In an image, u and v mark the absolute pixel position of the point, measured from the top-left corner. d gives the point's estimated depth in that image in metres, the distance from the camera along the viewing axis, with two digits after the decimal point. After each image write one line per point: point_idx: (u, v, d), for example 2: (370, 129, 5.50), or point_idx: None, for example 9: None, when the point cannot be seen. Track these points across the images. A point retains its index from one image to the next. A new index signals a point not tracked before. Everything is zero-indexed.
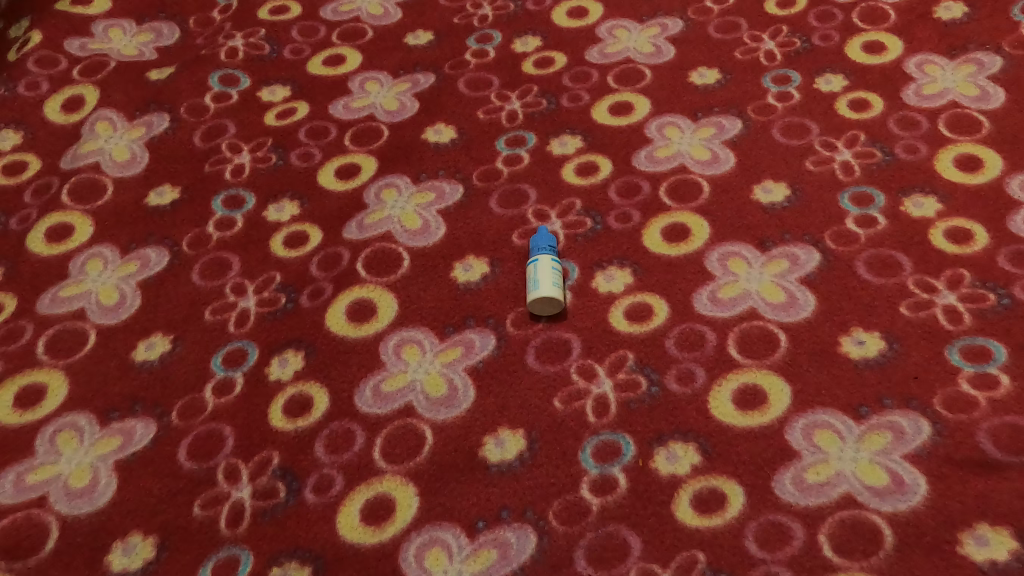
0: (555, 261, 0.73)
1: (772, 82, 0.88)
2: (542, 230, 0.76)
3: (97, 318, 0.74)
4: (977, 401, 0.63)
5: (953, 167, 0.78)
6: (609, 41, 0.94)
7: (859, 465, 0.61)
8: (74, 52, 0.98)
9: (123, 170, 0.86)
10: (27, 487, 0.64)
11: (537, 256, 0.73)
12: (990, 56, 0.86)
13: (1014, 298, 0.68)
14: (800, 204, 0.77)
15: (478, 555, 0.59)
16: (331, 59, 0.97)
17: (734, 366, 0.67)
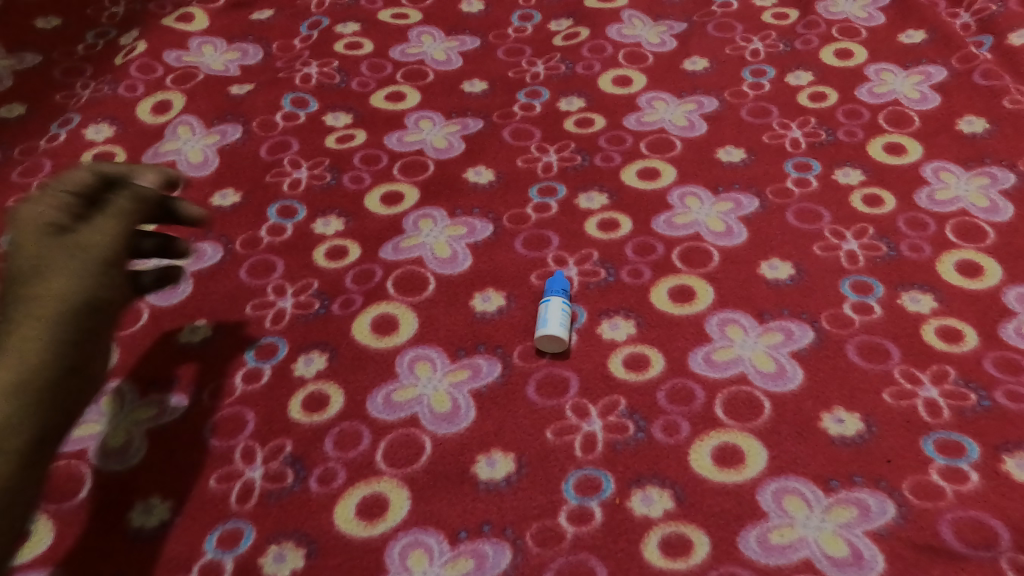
0: (565, 302, 0.80)
1: (793, 168, 0.93)
2: (558, 274, 0.83)
3: (154, 300, 0.83)
4: (945, 492, 0.66)
5: (953, 270, 0.82)
6: (647, 110, 1.02)
7: (822, 534, 0.64)
8: (170, 62, 1.10)
9: (195, 170, 0.96)
10: (71, 440, 0.72)
11: (549, 296, 0.80)
12: (1005, 173, 0.90)
13: (995, 402, 0.71)
14: (802, 283, 0.82)
15: (456, 562, 0.64)
16: (392, 95, 1.06)
17: (718, 425, 0.72)
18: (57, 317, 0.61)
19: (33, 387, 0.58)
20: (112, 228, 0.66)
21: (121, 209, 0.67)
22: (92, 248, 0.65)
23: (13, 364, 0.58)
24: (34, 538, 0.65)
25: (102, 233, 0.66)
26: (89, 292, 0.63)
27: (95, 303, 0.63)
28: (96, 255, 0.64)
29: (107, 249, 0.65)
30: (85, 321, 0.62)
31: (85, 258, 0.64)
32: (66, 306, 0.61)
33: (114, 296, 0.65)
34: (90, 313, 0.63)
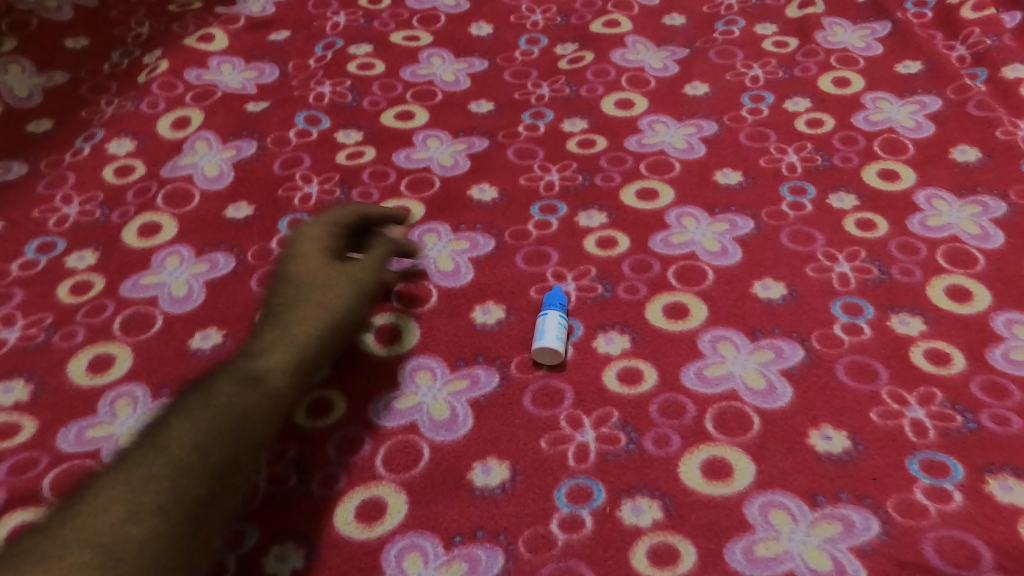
0: (563, 316, 0.82)
1: (789, 191, 0.96)
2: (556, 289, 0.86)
3: (167, 306, 0.86)
4: (928, 511, 0.67)
5: (943, 294, 0.83)
6: (648, 132, 1.05)
7: (807, 547, 0.66)
8: (190, 80, 1.15)
9: (211, 184, 1.00)
10: (85, 440, 0.74)
11: (547, 310, 0.82)
12: (997, 201, 0.92)
13: (980, 424, 0.72)
14: (793, 302, 0.84)
15: (450, 565, 0.66)
16: (402, 114, 1.10)
17: (708, 439, 0.74)
18: (329, 325, 0.72)
19: (299, 374, 0.69)
20: (373, 261, 0.78)
21: (381, 252, 0.80)
22: (363, 276, 0.76)
23: (296, 352, 0.69)
24: None
25: (370, 263, 0.78)
26: (356, 309, 0.74)
27: (355, 318, 0.74)
28: (366, 280, 0.76)
29: (370, 278, 0.77)
30: (341, 331, 0.73)
31: (357, 282, 0.75)
32: (332, 318, 0.72)
33: (366, 315, 0.76)
34: (344, 327, 0.73)
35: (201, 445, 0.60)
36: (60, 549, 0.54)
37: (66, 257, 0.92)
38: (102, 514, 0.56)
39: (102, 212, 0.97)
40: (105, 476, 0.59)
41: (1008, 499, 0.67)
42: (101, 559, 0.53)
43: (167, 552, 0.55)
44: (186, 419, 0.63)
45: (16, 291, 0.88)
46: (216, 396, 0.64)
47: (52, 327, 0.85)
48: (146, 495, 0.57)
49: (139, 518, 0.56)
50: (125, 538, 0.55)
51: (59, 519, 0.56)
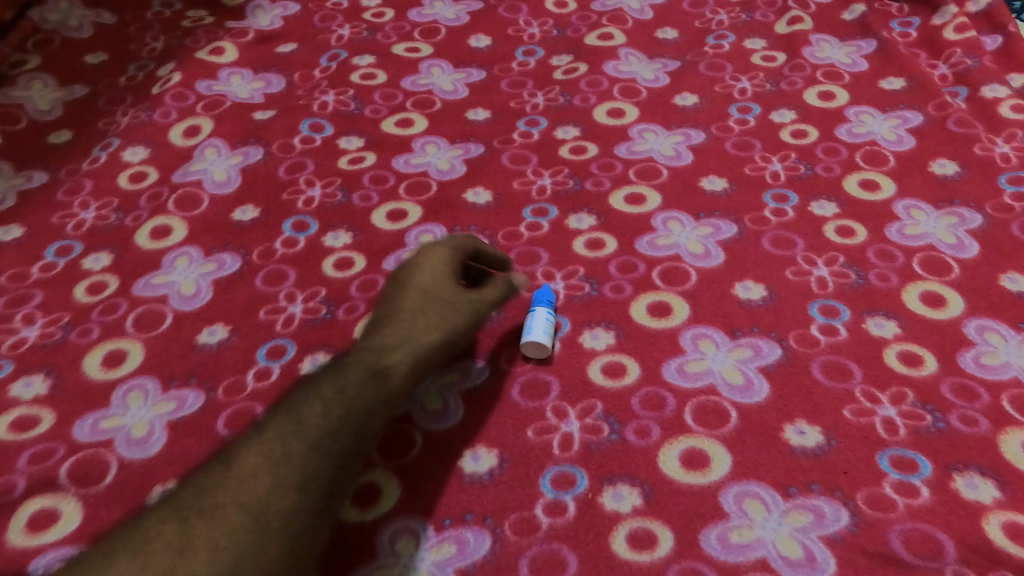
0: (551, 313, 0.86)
1: (771, 199, 1.00)
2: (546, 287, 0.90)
3: (177, 305, 0.91)
4: (896, 504, 0.70)
5: (917, 299, 0.87)
6: (638, 140, 1.09)
7: (779, 536, 0.69)
8: (201, 91, 1.20)
9: (219, 188, 1.05)
10: (99, 430, 0.79)
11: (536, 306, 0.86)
12: (973, 214, 0.96)
13: (949, 423, 0.76)
14: (773, 303, 0.88)
15: (440, 547, 0.71)
16: (402, 121, 1.15)
17: (686, 430, 0.77)
18: (444, 341, 0.77)
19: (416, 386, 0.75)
20: (495, 289, 0.82)
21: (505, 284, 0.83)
22: (480, 300, 0.81)
23: (413, 363, 0.75)
24: (65, 517, 0.72)
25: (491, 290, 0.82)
26: (468, 330, 0.79)
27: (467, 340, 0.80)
28: (480, 305, 0.81)
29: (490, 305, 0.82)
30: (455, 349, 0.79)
31: (473, 304, 0.80)
32: (450, 336, 0.78)
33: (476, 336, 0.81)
34: (459, 345, 0.79)
35: (334, 439, 0.68)
36: (215, 504, 0.64)
37: (83, 260, 0.97)
38: (254, 481, 0.65)
39: (117, 216, 1.02)
40: (254, 446, 0.68)
41: (974, 496, 0.71)
42: (246, 523, 0.62)
43: (300, 529, 0.63)
44: (322, 407, 0.70)
45: (36, 292, 0.93)
46: (352, 393, 0.71)
47: (69, 326, 0.89)
48: (288, 470, 0.65)
49: (281, 494, 0.64)
50: (272, 510, 0.63)
51: (216, 479, 0.66)
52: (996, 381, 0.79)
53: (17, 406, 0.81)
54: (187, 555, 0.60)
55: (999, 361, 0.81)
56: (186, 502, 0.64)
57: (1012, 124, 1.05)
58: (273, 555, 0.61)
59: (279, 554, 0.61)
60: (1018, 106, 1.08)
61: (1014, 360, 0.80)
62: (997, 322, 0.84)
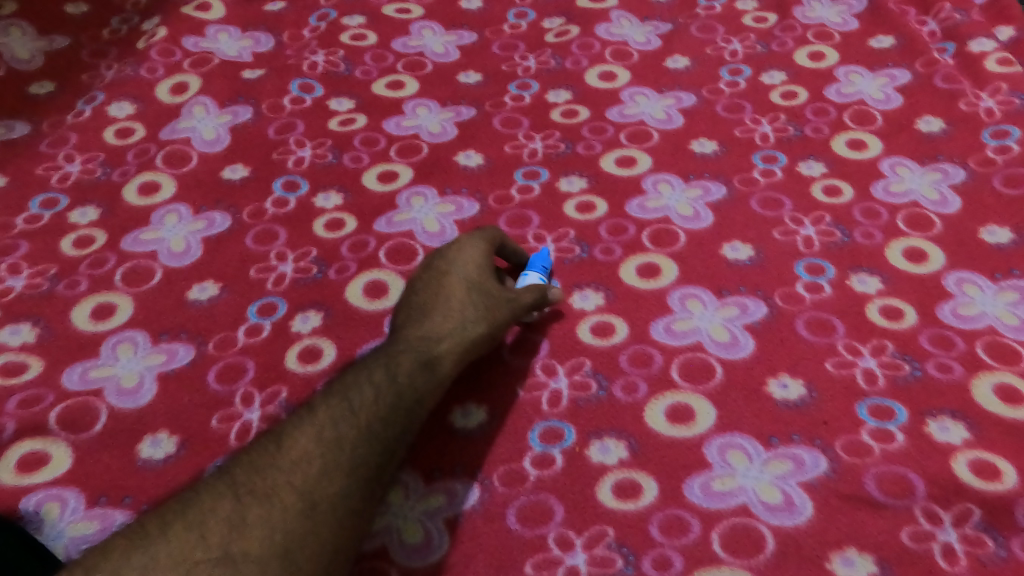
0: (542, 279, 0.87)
1: (760, 160, 1.00)
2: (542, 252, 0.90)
3: (166, 261, 0.92)
4: (873, 449, 0.72)
5: (900, 255, 0.88)
6: (628, 103, 1.09)
7: (759, 483, 0.71)
8: (188, 48, 1.19)
9: (209, 147, 1.05)
10: (89, 380, 0.81)
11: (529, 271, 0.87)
12: (956, 168, 0.96)
13: (926, 372, 0.77)
14: (759, 263, 0.89)
15: (429, 497, 0.73)
16: (393, 83, 1.14)
17: (672, 386, 0.79)
18: (489, 334, 0.78)
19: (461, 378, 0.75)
20: (537, 286, 0.83)
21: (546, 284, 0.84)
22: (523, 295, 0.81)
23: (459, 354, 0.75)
24: (55, 460, 0.75)
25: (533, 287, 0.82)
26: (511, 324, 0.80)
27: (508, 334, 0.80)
28: (523, 301, 0.81)
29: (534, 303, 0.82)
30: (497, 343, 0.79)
31: (516, 299, 0.80)
32: (495, 329, 0.78)
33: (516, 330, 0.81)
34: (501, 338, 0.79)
35: (384, 428, 0.68)
36: (267, 485, 0.63)
37: (69, 213, 0.98)
38: (306, 464, 0.64)
39: (104, 170, 1.03)
40: (305, 429, 0.67)
41: (944, 438, 0.72)
42: (301, 506, 0.62)
43: (351, 514, 0.63)
44: (372, 394, 0.70)
45: (21, 242, 0.94)
46: (402, 382, 0.71)
47: (57, 277, 0.91)
48: (340, 454, 0.65)
49: (334, 477, 0.64)
50: (324, 494, 0.63)
51: (265, 459, 0.65)
52: (972, 331, 0.80)
53: (5, 351, 0.84)
54: (239, 533, 0.59)
55: (976, 311, 0.82)
56: (235, 480, 0.63)
57: (998, 78, 1.06)
58: (327, 538, 0.61)
59: (332, 538, 0.61)
60: (1004, 59, 1.08)
61: (990, 310, 0.82)
62: (975, 274, 0.85)
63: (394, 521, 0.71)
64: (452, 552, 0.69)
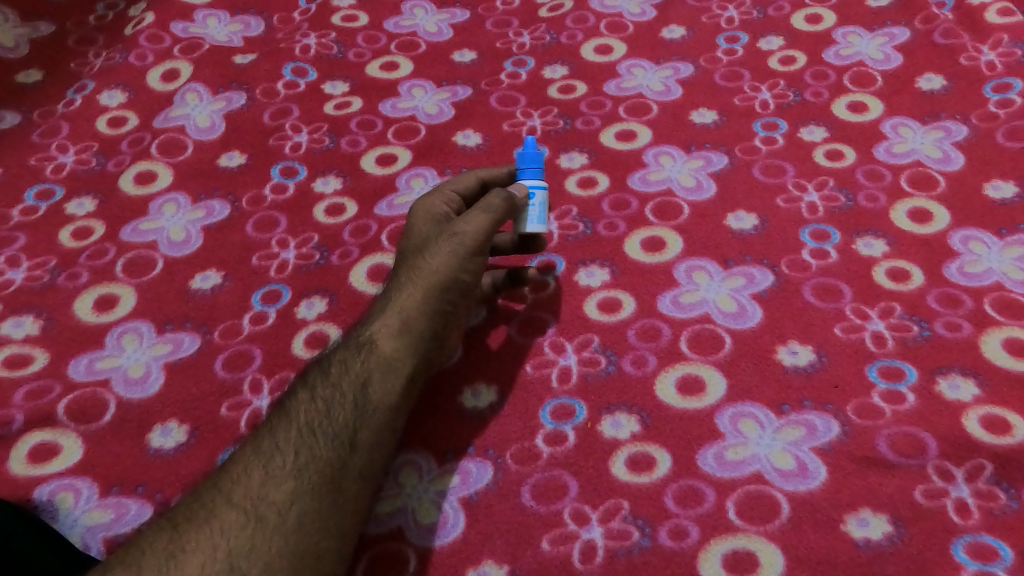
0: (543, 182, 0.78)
1: (761, 128, 0.99)
2: (527, 147, 0.80)
3: (166, 250, 0.91)
4: (884, 411, 0.72)
5: (905, 217, 0.87)
6: (626, 76, 1.08)
7: (773, 450, 0.71)
8: (177, 33, 1.17)
9: (203, 134, 1.04)
10: (96, 370, 0.81)
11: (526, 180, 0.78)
12: (958, 125, 0.96)
13: (934, 332, 0.77)
14: (764, 232, 0.88)
15: (443, 477, 0.73)
16: (387, 65, 1.13)
17: (682, 358, 0.79)
18: (433, 292, 0.71)
19: (412, 349, 0.69)
20: (482, 220, 0.73)
21: (496, 211, 0.74)
22: (464, 237, 0.73)
23: (403, 325, 0.70)
24: (66, 451, 0.75)
25: (474, 224, 0.73)
26: (461, 272, 0.72)
27: (464, 284, 0.72)
28: (466, 244, 0.72)
29: (475, 243, 0.73)
30: (452, 298, 0.72)
31: (458, 244, 0.72)
32: (438, 284, 0.71)
33: (477, 275, 0.73)
34: (455, 292, 0.72)
35: (325, 423, 0.64)
36: (208, 506, 0.60)
37: (66, 204, 0.97)
38: (246, 478, 0.61)
39: (98, 160, 1.02)
40: (246, 446, 0.64)
41: (955, 396, 0.72)
42: (244, 519, 0.59)
43: (302, 514, 0.59)
44: (310, 395, 0.66)
45: (19, 234, 0.94)
46: (340, 375, 0.67)
47: (57, 269, 0.90)
48: (278, 461, 0.62)
49: (277, 484, 0.60)
50: (269, 502, 0.60)
51: (212, 480, 0.62)
52: (979, 288, 0.80)
53: (9, 344, 0.84)
54: (179, 560, 0.56)
55: (982, 268, 0.82)
56: (178, 509, 0.60)
57: (998, 30, 1.05)
58: (278, 546, 0.57)
59: (284, 544, 0.57)
60: (1005, 10, 1.07)
61: (997, 266, 0.82)
62: (980, 231, 0.85)
63: (409, 501, 0.72)
64: (468, 531, 0.69)
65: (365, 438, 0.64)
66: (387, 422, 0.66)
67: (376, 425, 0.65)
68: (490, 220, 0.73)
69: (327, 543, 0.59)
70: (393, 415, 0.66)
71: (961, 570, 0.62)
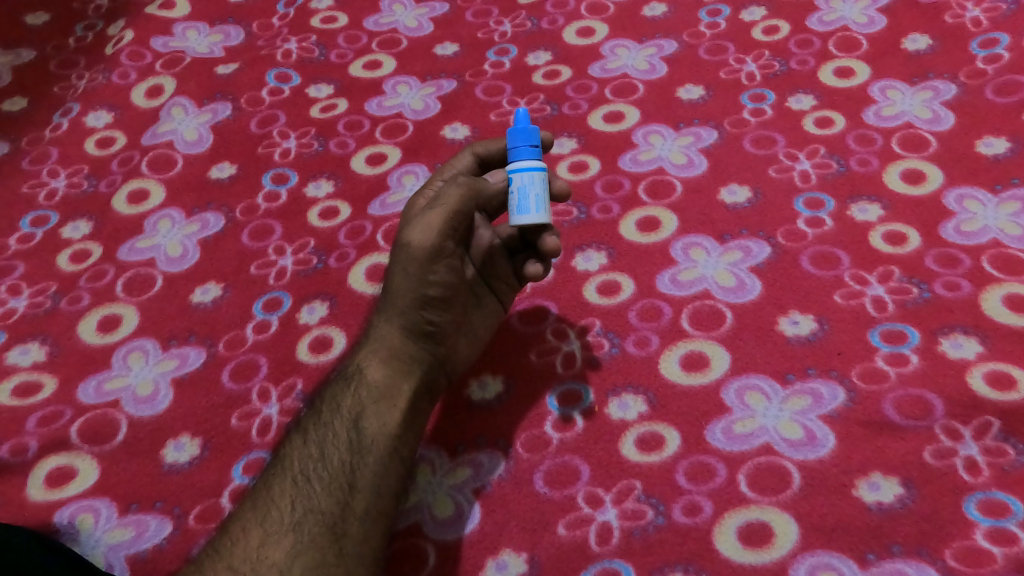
0: (536, 163, 0.72)
1: (749, 100, 0.99)
2: (519, 124, 0.73)
3: (165, 267, 0.92)
4: (888, 374, 0.73)
5: (899, 179, 0.87)
6: (610, 58, 1.07)
7: (780, 421, 0.72)
8: (157, 48, 1.17)
9: (192, 148, 1.04)
10: (105, 392, 0.81)
11: (515, 163, 0.72)
12: (946, 84, 0.95)
13: (934, 293, 0.77)
14: (758, 204, 0.88)
15: (456, 471, 0.74)
16: (370, 64, 1.12)
17: (684, 336, 0.79)
18: (409, 313, 0.71)
19: (403, 373, 0.70)
20: (434, 221, 0.70)
21: (449, 213, 0.70)
22: (418, 245, 0.70)
23: (390, 353, 0.71)
24: (83, 473, 0.76)
25: (425, 229, 0.70)
26: (428, 285, 0.70)
27: (437, 297, 0.71)
28: (420, 254, 0.70)
29: (430, 251, 0.70)
30: (430, 315, 0.71)
31: (412, 256, 0.70)
32: (410, 303, 0.70)
33: (448, 283, 0.71)
34: (430, 307, 0.71)
35: (320, 468, 0.64)
36: (210, 575, 0.59)
37: (61, 228, 0.98)
38: (245, 540, 0.61)
39: (90, 182, 1.02)
40: (244, 504, 0.64)
41: (958, 355, 0.73)
42: None
43: (306, 568, 0.59)
44: (303, 440, 0.67)
45: (18, 263, 0.95)
46: (332, 414, 0.68)
47: (58, 294, 0.91)
48: (276, 516, 0.62)
49: (278, 541, 0.60)
50: (270, 562, 0.59)
51: (212, 544, 0.62)
52: (976, 246, 0.80)
53: (17, 372, 0.84)
54: None
55: (978, 226, 0.82)
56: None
57: None
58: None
59: None
60: None
61: (993, 223, 0.81)
62: (975, 189, 0.85)
63: (424, 497, 0.72)
64: (485, 521, 0.70)
65: (364, 478, 0.64)
66: (386, 454, 0.66)
67: (373, 460, 0.65)
68: (443, 220, 0.70)
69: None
70: (391, 445, 0.67)
71: (974, 528, 0.63)
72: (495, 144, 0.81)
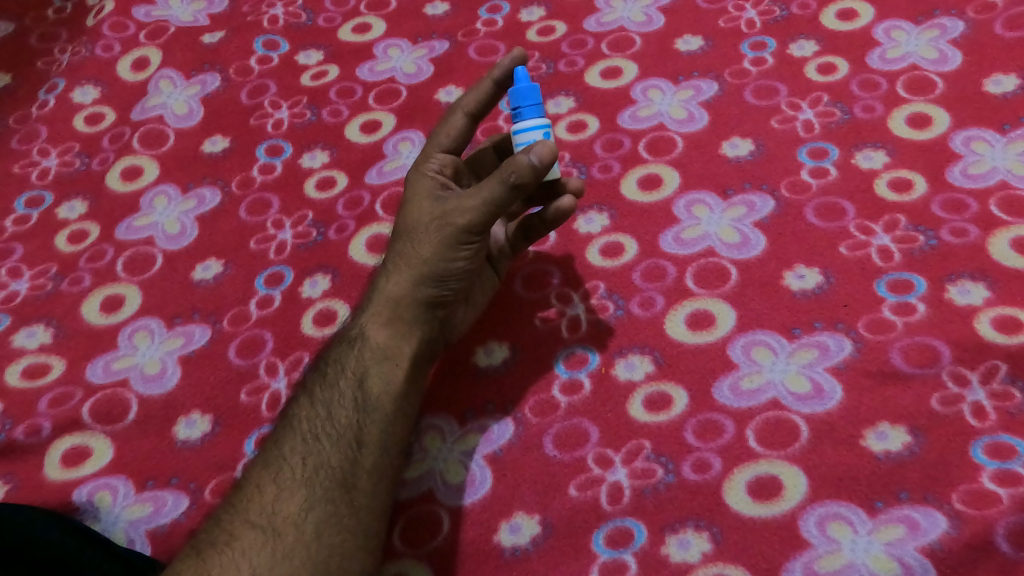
0: (541, 121, 0.70)
1: (749, 48, 0.96)
2: (520, 82, 0.70)
3: (164, 245, 0.91)
4: (895, 324, 0.72)
5: (904, 124, 0.85)
6: (605, 10, 1.04)
7: (787, 375, 0.72)
8: (140, 18, 1.14)
9: (183, 122, 1.02)
10: (113, 371, 0.82)
11: (521, 124, 0.70)
12: (954, 22, 0.92)
13: (941, 240, 0.76)
14: (761, 157, 0.87)
15: (467, 437, 0.74)
16: (359, 27, 1.09)
17: (689, 294, 0.78)
18: (425, 282, 0.69)
19: (406, 334, 0.69)
20: (475, 205, 0.66)
21: (492, 196, 0.65)
22: (456, 226, 0.67)
23: (394, 315, 0.69)
24: (97, 453, 0.76)
25: (466, 210, 0.67)
26: (453, 263, 0.68)
27: (459, 274, 0.69)
28: (457, 232, 0.67)
29: (467, 234, 0.67)
30: (448, 289, 0.70)
31: (446, 231, 0.68)
32: (431, 275, 0.68)
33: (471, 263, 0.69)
34: (449, 281, 0.69)
35: (327, 426, 0.64)
36: (228, 529, 0.60)
37: (57, 209, 0.97)
38: (259, 494, 0.62)
39: (82, 160, 1.01)
40: (255, 462, 0.65)
41: (966, 301, 0.72)
42: (263, 536, 0.59)
43: (319, 522, 0.60)
44: (310, 400, 0.67)
45: (16, 245, 0.94)
46: (337, 373, 0.68)
47: (59, 276, 0.91)
48: (289, 472, 0.62)
49: (290, 495, 0.61)
50: (284, 516, 0.60)
51: (227, 503, 0.63)
52: (984, 189, 0.79)
53: (24, 355, 0.85)
54: None
55: (986, 168, 0.80)
56: (199, 537, 0.61)
57: None
58: (301, 557, 0.58)
59: (307, 554, 0.58)
60: None
61: (1001, 164, 0.80)
62: (982, 130, 0.83)
63: (436, 464, 0.73)
64: (497, 485, 0.71)
65: (373, 434, 0.65)
66: (392, 413, 0.66)
67: (380, 418, 0.65)
68: (485, 207, 0.66)
69: (350, 543, 0.60)
70: (397, 404, 0.67)
71: (981, 472, 0.64)
72: (479, 92, 0.78)
